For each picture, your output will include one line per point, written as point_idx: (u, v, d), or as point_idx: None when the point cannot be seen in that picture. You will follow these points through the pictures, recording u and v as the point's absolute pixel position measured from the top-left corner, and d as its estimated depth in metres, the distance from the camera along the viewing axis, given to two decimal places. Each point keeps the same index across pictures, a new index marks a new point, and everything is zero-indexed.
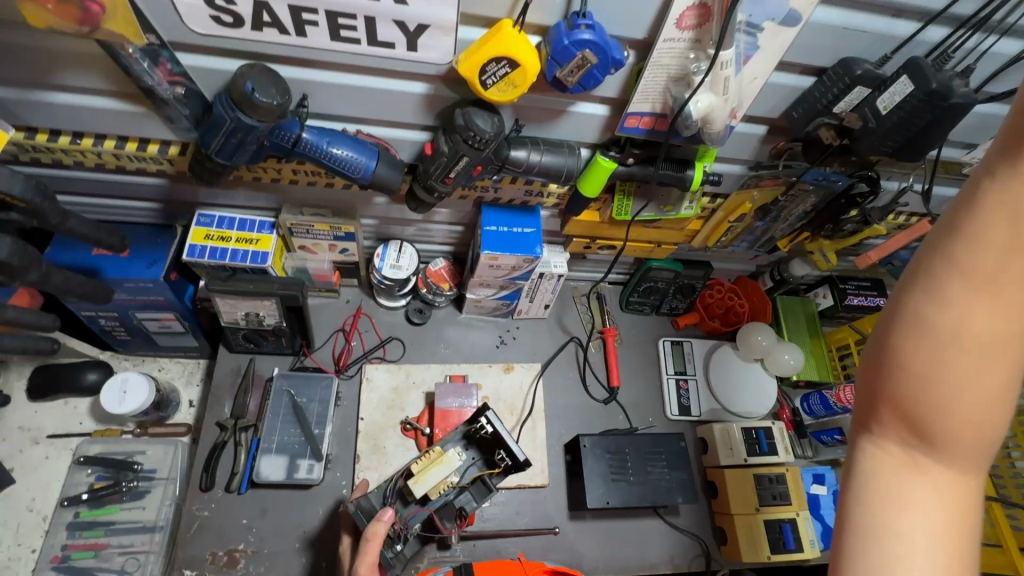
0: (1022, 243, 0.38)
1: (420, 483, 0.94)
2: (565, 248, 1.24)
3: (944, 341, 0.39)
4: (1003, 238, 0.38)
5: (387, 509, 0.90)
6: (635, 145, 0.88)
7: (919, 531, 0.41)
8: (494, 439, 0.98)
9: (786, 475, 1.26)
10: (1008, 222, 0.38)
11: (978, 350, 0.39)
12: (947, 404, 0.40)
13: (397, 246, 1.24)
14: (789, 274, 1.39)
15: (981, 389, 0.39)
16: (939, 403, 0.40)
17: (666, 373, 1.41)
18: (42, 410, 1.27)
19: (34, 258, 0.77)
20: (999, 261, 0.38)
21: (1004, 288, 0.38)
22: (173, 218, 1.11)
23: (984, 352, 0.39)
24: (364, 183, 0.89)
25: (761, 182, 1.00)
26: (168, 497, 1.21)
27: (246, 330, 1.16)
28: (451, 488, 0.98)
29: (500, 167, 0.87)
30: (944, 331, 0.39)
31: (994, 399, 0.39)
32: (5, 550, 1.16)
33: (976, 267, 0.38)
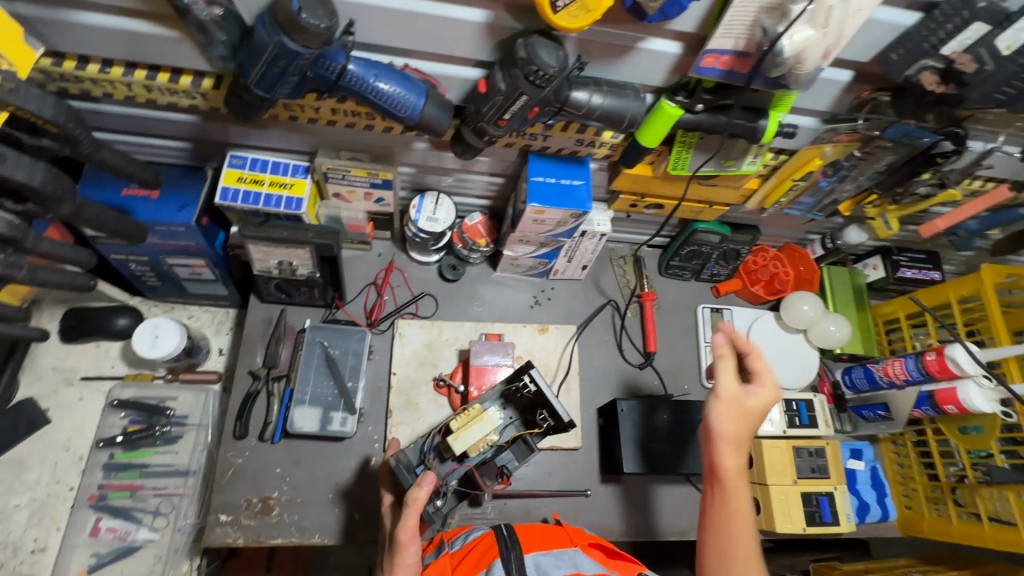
0: (741, 464, 0.80)
1: (459, 440, 0.91)
2: (609, 206, 1.18)
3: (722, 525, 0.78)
4: (736, 462, 0.80)
5: (427, 475, 0.83)
6: (705, 91, 0.80)
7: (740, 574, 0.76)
8: (536, 397, 0.97)
9: (826, 449, 1.25)
10: (737, 456, 0.80)
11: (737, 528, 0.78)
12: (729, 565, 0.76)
13: (434, 197, 1.19)
14: (843, 242, 1.32)
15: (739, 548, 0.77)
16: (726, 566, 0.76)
17: (704, 341, 1.36)
18: (74, 352, 1.26)
19: (68, 189, 0.73)
20: (734, 472, 0.79)
21: (737, 487, 0.79)
22: (204, 160, 1.07)
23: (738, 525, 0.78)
24: (410, 124, 0.84)
25: (836, 138, 0.92)
26: (200, 443, 1.22)
27: (279, 279, 1.12)
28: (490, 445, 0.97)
29: (558, 109, 0.81)
30: (722, 483, 0.80)
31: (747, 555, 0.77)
32: (44, 487, 1.18)
33: (725, 476, 0.79)
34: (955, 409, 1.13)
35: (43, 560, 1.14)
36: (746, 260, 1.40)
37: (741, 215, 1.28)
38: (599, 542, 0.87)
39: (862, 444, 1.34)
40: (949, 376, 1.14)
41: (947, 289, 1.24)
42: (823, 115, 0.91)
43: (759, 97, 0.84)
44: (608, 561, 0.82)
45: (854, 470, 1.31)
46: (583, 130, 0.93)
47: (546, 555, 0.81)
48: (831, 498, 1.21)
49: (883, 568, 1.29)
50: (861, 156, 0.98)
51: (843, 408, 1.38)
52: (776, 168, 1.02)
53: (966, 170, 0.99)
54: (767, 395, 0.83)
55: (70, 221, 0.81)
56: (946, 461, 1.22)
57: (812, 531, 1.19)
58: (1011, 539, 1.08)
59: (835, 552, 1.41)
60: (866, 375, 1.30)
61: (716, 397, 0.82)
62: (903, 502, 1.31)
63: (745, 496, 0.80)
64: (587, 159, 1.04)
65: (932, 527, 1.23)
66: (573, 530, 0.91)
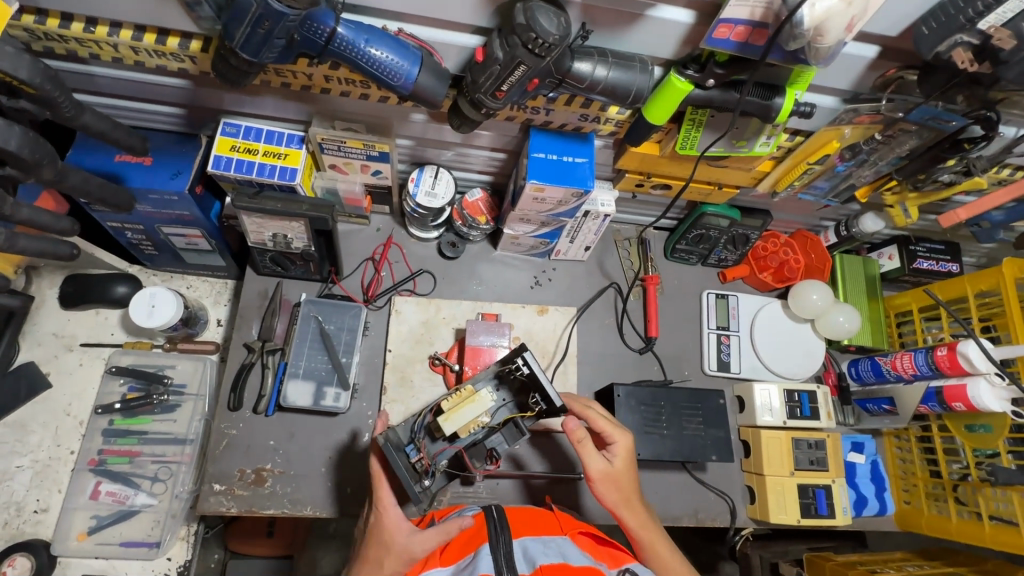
0: (624, 493, 0.92)
1: (451, 423, 0.89)
2: (614, 185, 1.14)
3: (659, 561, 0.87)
4: (621, 494, 0.92)
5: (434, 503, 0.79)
6: (717, 65, 0.75)
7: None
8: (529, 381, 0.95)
9: (826, 442, 1.23)
10: (618, 488, 0.92)
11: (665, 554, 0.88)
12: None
13: (433, 171, 1.15)
14: (858, 230, 1.25)
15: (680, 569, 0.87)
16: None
17: (708, 328, 1.33)
18: (74, 318, 1.26)
19: (48, 152, 0.71)
20: (627, 505, 0.91)
21: (636, 514, 0.91)
22: (198, 127, 1.04)
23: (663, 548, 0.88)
24: (404, 94, 0.80)
25: (857, 119, 0.87)
26: (198, 412, 1.22)
27: (274, 252, 1.10)
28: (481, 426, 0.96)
29: (559, 82, 0.77)
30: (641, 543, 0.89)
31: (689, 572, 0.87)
32: (45, 450, 1.19)
33: (627, 511, 0.90)
34: (964, 407, 1.09)
35: (46, 520, 1.16)
36: (756, 246, 1.36)
37: (752, 198, 1.23)
38: (588, 531, 0.86)
39: (864, 438, 1.32)
40: (959, 372, 1.11)
41: (964, 282, 1.19)
42: (844, 94, 0.85)
43: (776, 73, 0.78)
44: (596, 550, 0.81)
45: (853, 463, 1.30)
46: (588, 105, 0.88)
47: (535, 541, 0.79)
48: (827, 491, 1.19)
49: (878, 560, 1.28)
50: (882, 139, 0.92)
51: (847, 400, 1.33)
52: (792, 150, 0.98)
53: (995, 157, 0.93)
54: (622, 449, 0.95)
55: (54, 186, 0.79)
56: (950, 458, 1.19)
57: (806, 524, 1.17)
58: (1012, 540, 1.07)
59: (830, 543, 1.40)
60: (872, 368, 1.28)
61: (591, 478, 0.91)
62: (902, 497, 1.29)
63: (658, 533, 0.90)
64: (592, 135, 1.00)
65: (931, 524, 1.21)
66: (564, 517, 0.90)
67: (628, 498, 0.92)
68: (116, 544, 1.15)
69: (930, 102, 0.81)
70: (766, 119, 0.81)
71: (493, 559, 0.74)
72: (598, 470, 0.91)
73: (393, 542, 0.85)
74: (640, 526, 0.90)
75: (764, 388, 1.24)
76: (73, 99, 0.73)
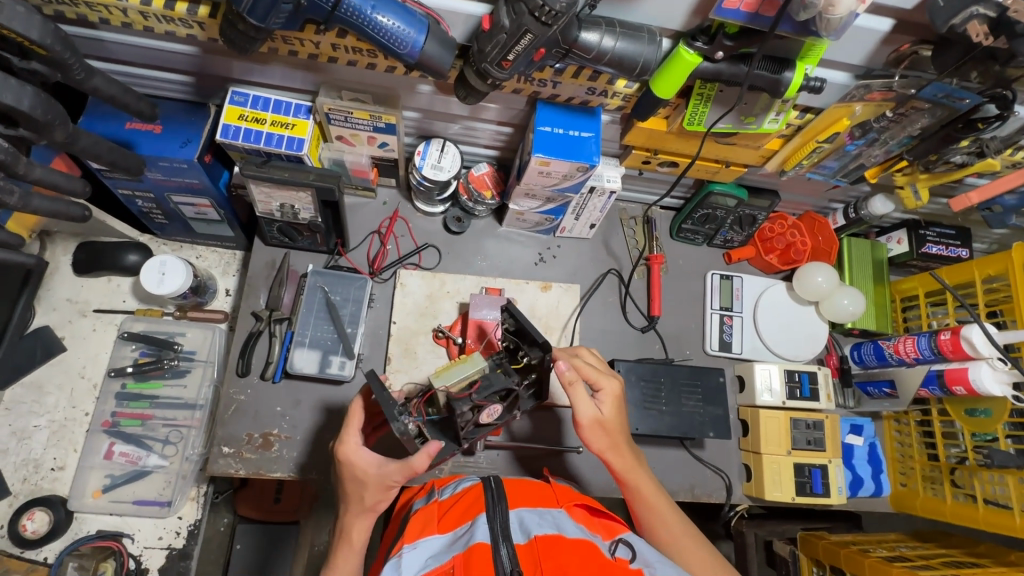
0: (612, 436, 0.96)
1: (441, 375, 0.89)
2: (621, 162, 1.13)
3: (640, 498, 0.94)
4: (608, 438, 0.96)
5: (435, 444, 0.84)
6: (727, 36, 0.74)
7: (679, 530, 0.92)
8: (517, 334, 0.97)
9: (825, 422, 1.24)
10: (606, 432, 0.96)
11: (646, 491, 0.94)
12: (668, 529, 0.92)
13: (440, 145, 1.15)
14: (867, 213, 1.24)
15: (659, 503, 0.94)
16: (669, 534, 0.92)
17: (711, 308, 1.33)
18: (88, 285, 1.29)
19: (59, 113, 0.73)
20: (614, 450, 0.96)
21: (622, 457, 0.96)
22: (207, 96, 1.04)
23: (643, 486, 0.95)
24: (411, 63, 0.80)
25: (868, 96, 0.86)
26: (207, 378, 1.25)
27: (281, 222, 1.12)
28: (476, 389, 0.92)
29: (566, 52, 0.76)
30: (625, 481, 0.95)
31: (668, 509, 0.94)
32: (61, 411, 1.24)
33: (613, 455, 0.95)
34: (964, 391, 1.10)
35: (62, 478, 1.21)
36: (763, 227, 1.35)
37: (760, 178, 1.22)
38: (584, 503, 0.88)
39: (863, 421, 1.33)
40: (961, 357, 1.11)
41: (973, 268, 1.18)
42: (857, 70, 0.83)
43: (788, 46, 0.77)
44: (590, 522, 0.84)
45: (851, 445, 1.31)
46: (595, 77, 0.88)
47: (532, 512, 0.82)
48: (823, 471, 1.21)
49: (872, 541, 1.30)
50: (893, 117, 0.91)
51: (848, 383, 1.34)
52: (801, 128, 0.97)
53: (1010, 138, 0.91)
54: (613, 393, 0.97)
55: (66, 149, 0.80)
56: (948, 442, 1.19)
57: (800, 502, 1.19)
58: (1004, 522, 1.07)
59: (825, 523, 1.41)
60: (875, 352, 1.28)
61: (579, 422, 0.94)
62: (898, 480, 1.30)
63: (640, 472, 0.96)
64: (599, 110, 0.99)
65: (925, 506, 1.22)
66: (560, 489, 0.93)
67: (615, 441, 0.96)
68: (129, 502, 1.19)
69: (945, 79, 0.80)
70: (775, 94, 0.80)
71: (489, 527, 0.77)
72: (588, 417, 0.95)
73: (365, 477, 0.86)
74: (625, 467, 0.96)
75: (765, 368, 1.25)
76: (84, 62, 0.74)
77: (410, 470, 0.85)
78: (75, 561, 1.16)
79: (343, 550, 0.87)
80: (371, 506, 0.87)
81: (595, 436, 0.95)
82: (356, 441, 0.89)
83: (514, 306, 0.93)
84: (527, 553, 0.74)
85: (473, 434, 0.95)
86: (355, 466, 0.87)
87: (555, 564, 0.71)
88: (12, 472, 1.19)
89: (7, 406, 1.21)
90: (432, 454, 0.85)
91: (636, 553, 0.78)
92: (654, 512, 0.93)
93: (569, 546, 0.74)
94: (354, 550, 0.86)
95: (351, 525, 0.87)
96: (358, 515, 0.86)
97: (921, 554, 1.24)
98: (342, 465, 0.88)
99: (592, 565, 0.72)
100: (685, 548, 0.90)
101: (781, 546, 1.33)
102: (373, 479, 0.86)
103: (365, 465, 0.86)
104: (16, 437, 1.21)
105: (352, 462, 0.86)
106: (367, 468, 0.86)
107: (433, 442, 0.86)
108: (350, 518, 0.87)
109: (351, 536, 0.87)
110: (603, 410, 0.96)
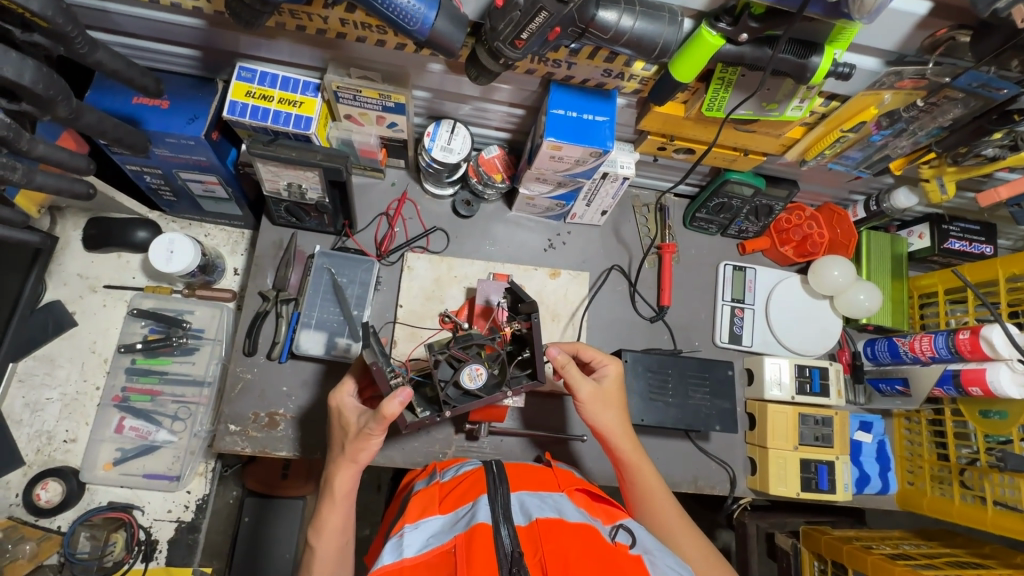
0: (613, 420, 0.99)
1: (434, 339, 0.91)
2: (635, 147, 1.10)
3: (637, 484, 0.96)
4: (609, 421, 0.98)
5: (405, 389, 0.82)
6: (753, 17, 0.70)
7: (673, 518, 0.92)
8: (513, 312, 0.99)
9: (834, 419, 1.22)
10: (608, 414, 0.99)
11: (644, 477, 0.96)
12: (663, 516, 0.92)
13: (450, 126, 1.12)
14: (889, 206, 1.20)
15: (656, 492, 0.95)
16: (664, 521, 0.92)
17: (722, 299, 1.31)
18: (98, 261, 1.30)
19: (61, 88, 0.71)
20: (615, 433, 0.98)
21: (622, 440, 0.98)
22: (214, 71, 1.02)
23: (642, 471, 0.96)
24: (420, 41, 0.77)
25: (899, 83, 0.82)
26: (215, 355, 1.25)
27: (289, 202, 1.10)
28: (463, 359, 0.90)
29: (581, 31, 0.73)
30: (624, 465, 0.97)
31: (664, 498, 0.94)
32: (73, 384, 1.25)
33: (614, 439, 0.98)
34: (980, 391, 1.07)
35: (74, 449, 1.23)
36: (779, 218, 1.31)
37: (779, 167, 1.18)
38: (584, 488, 0.89)
39: (873, 418, 1.31)
40: (980, 357, 1.08)
41: (998, 265, 1.13)
42: (888, 56, 0.79)
43: (816, 28, 0.74)
44: (592, 507, 0.84)
45: (860, 442, 1.30)
46: (612, 59, 0.85)
47: (533, 496, 0.82)
48: (830, 467, 1.19)
49: (875, 537, 1.29)
50: (924, 107, 0.87)
51: (859, 379, 1.32)
52: (825, 117, 0.94)
53: None
54: (612, 375, 1.01)
55: (70, 125, 0.79)
56: (959, 442, 1.17)
57: (805, 498, 1.18)
58: (1012, 525, 1.05)
59: (829, 517, 1.40)
60: (889, 349, 1.25)
61: (579, 399, 0.98)
62: (906, 478, 1.28)
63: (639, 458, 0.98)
64: (615, 93, 0.96)
65: (932, 505, 1.21)
66: (561, 474, 0.93)
67: (615, 424, 0.99)
68: (139, 475, 1.21)
69: (981, 66, 0.75)
70: (800, 80, 0.77)
71: (490, 507, 0.76)
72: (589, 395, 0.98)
73: (349, 425, 0.90)
74: (625, 450, 0.97)
75: (775, 362, 1.23)
76: (86, 35, 0.72)
77: (382, 416, 0.81)
78: (87, 531, 1.18)
79: (327, 502, 0.87)
80: (359, 462, 0.87)
81: (596, 416, 0.98)
82: (347, 392, 0.93)
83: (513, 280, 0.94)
84: (528, 534, 0.74)
85: (457, 404, 0.88)
86: (343, 415, 0.91)
87: (556, 547, 0.71)
88: (26, 442, 1.21)
89: (20, 377, 1.23)
90: (404, 401, 0.81)
91: (637, 539, 0.78)
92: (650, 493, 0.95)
93: (570, 530, 0.74)
94: (337, 500, 0.87)
95: (334, 476, 0.88)
96: (340, 466, 0.87)
97: (925, 552, 1.22)
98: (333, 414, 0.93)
99: (593, 547, 0.71)
100: (679, 533, 0.91)
101: (782, 539, 1.35)
102: (353, 427, 0.88)
103: (350, 414, 0.90)
104: (29, 408, 1.23)
105: (340, 408, 0.91)
106: (351, 416, 0.90)
107: (407, 387, 0.83)
108: (334, 469, 0.88)
109: (334, 487, 0.87)
110: (603, 392, 0.99)
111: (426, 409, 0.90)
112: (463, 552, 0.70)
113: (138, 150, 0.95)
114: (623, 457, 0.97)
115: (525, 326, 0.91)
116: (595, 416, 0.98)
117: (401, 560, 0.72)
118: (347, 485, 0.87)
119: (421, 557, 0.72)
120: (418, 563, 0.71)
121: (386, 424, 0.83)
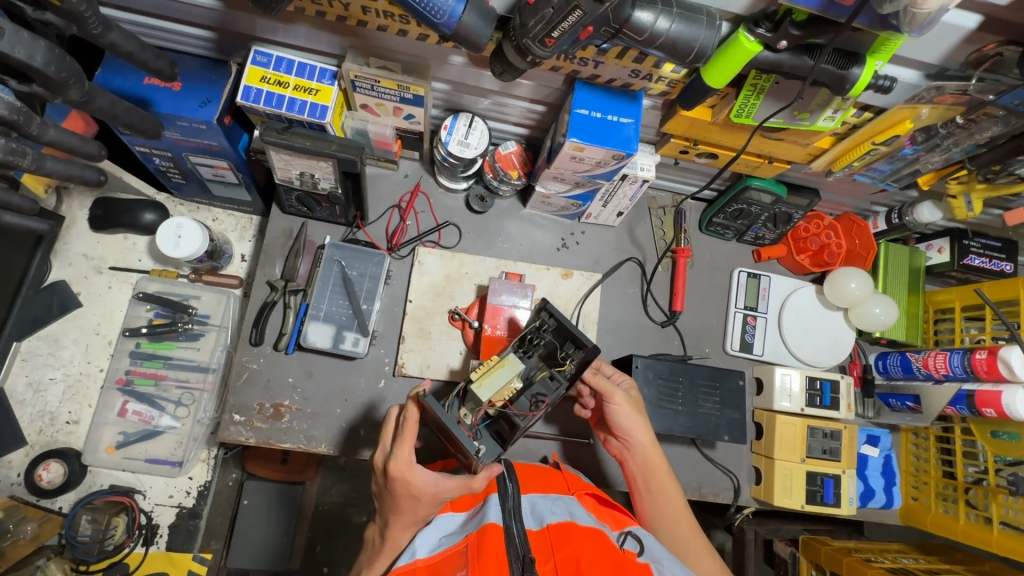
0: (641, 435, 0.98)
1: (485, 385, 0.85)
2: (656, 150, 1.08)
3: (655, 498, 0.96)
4: (638, 434, 0.98)
5: (495, 465, 0.83)
6: (794, 24, 0.68)
7: (692, 531, 0.93)
8: (559, 335, 0.93)
9: (842, 432, 1.21)
10: (637, 424, 0.98)
11: (665, 492, 0.96)
12: (683, 532, 0.93)
13: (468, 119, 1.09)
14: (912, 219, 1.18)
15: (674, 508, 0.95)
16: (683, 536, 0.92)
17: (735, 307, 1.29)
18: (104, 242, 1.28)
19: (74, 71, 0.70)
20: (643, 446, 0.98)
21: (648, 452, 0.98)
22: (229, 53, 0.99)
23: (663, 485, 0.97)
24: (446, 34, 0.74)
25: (939, 98, 0.80)
26: (221, 343, 1.23)
27: (300, 191, 1.07)
28: (514, 395, 0.90)
29: (615, 32, 0.71)
30: (647, 478, 0.97)
31: (682, 513, 0.95)
32: (77, 365, 1.24)
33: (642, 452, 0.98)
34: (995, 413, 1.05)
35: (77, 431, 1.22)
36: (798, 226, 1.28)
37: (802, 175, 1.16)
38: (594, 493, 0.88)
39: (880, 432, 1.31)
40: (996, 378, 1.06)
41: (1019, 284, 1.11)
42: (929, 69, 0.77)
43: (861, 38, 0.72)
44: (600, 512, 0.83)
45: (866, 455, 1.29)
46: (641, 59, 0.82)
47: (544, 499, 0.82)
48: (836, 481, 1.18)
49: (874, 549, 1.28)
50: (963, 123, 0.85)
51: (869, 393, 1.30)
52: (856, 128, 0.92)
53: None
54: (631, 385, 1.02)
55: (82, 108, 0.77)
56: (967, 461, 1.16)
57: (810, 510, 1.18)
58: (1017, 547, 1.04)
59: (826, 527, 1.40)
60: (902, 364, 1.24)
61: (613, 404, 0.97)
62: (910, 494, 1.27)
63: (663, 474, 0.97)
64: (641, 94, 0.93)
65: (935, 522, 1.20)
66: (571, 477, 0.92)
67: (643, 436, 0.98)
68: (141, 460, 1.20)
69: None
70: (838, 91, 0.74)
71: (500, 508, 0.76)
72: (620, 405, 0.97)
73: (421, 495, 0.80)
74: (649, 464, 0.98)
75: (786, 372, 1.21)
76: (100, 14, 0.70)
77: (467, 486, 0.81)
78: (88, 514, 1.20)
79: (377, 555, 0.83)
80: (423, 520, 0.82)
81: (626, 428, 0.98)
82: (409, 458, 0.80)
83: (553, 308, 0.91)
84: (539, 539, 0.73)
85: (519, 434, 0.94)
86: (411, 485, 0.79)
87: (567, 554, 0.70)
88: (28, 423, 1.21)
89: (23, 357, 1.22)
90: (494, 474, 0.83)
91: (645, 547, 0.77)
92: (667, 507, 0.95)
93: (580, 534, 0.73)
94: (395, 556, 0.82)
95: (392, 534, 0.82)
96: (402, 524, 0.81)
97: (924, 568, 1.22)
98: (396, 483, 0.80)
99: (604, 552, 0.70)
100: (695, 552, 0.91)
101: (781, 547, 1.32)
102: (428, 496, 0.80)
103: (421, 483, 0.79)
104: (32, 388, 1.22)
105: (407, 478, 0.79)
106: (424, 485, 0.79)
107: (494, 463, 0.84)
108: (393, 530, 0.82)
109: (388, 542, 0.82)
110: (632, 401, 0.99)
111: (489, 445, 0.93)
112: (474, 552, 0.69)
113: (150, 133, 0.92)
114: (645, 471, 0.98)
115: (573, 355, 0.92)
116: (623, 423, 0.97)
117: (415, 560, 0.72)
118: (407, 542, 0.82)
119: (433, 558, 0.72)
120: (432, 563, 0.71)
121: (463, 492, 0.82)
